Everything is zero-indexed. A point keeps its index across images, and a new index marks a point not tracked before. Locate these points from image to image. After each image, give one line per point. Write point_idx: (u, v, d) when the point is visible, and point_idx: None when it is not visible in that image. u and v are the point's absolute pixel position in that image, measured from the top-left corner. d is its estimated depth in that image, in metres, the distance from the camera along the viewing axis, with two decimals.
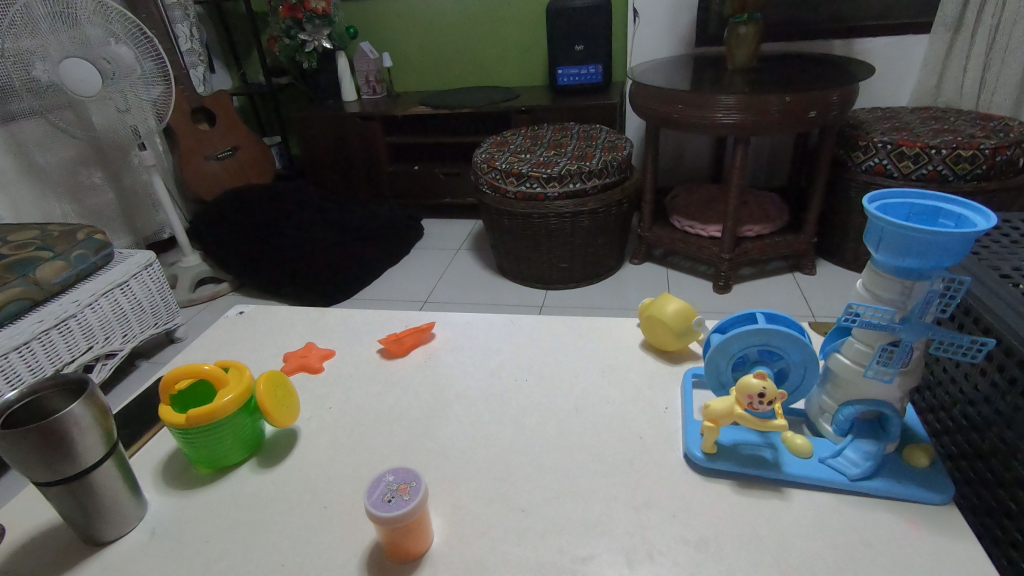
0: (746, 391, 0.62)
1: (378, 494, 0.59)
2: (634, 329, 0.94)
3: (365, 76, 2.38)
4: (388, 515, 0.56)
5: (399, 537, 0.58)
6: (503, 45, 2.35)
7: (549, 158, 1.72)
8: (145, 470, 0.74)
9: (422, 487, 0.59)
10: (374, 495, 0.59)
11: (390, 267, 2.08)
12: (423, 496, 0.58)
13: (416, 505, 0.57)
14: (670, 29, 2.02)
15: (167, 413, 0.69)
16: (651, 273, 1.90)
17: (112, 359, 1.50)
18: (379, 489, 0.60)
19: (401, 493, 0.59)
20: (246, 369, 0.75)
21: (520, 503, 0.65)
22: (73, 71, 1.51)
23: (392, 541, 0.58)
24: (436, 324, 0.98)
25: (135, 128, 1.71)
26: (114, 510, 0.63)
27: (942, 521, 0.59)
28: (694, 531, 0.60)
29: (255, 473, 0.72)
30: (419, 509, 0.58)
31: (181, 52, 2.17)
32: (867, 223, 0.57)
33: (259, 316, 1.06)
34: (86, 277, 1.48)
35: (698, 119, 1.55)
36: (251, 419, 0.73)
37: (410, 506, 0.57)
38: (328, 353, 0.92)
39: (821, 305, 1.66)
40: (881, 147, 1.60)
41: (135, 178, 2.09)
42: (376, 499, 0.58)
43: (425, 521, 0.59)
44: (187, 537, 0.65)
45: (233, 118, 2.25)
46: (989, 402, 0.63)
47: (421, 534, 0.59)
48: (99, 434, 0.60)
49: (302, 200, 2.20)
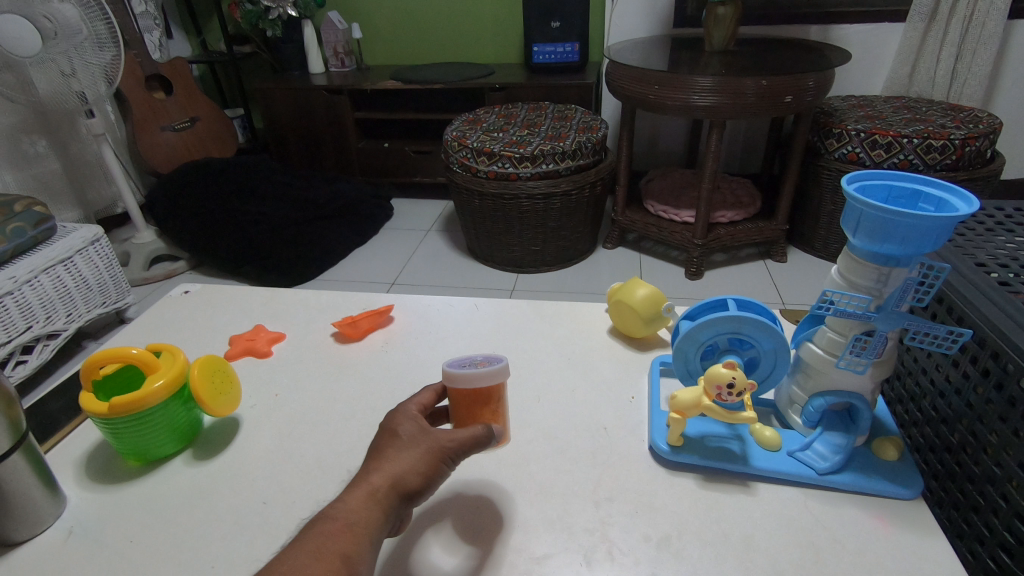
0: (715, 381, 0.59)
1: (462, 364, 0.61)
2: (601, 316, 0.90)
3: (333, 48, 2.27)
4: (457, 373, 0.57)
5: (474, 406, 0.60)
6: (477, 18, 2.27)
7: (522, 138, 1.67)
8: (63, 466, 0.67)
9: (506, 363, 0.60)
10: (456, 363, 0.61)
11: (358, 247, 2.00)
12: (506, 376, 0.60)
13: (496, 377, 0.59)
14: (648, 8, 1.97)
15: (88, 401, 0.63)
16: (624, 258, 1.87)
17: (54, 340, 1.41)
18: (464, 361, 0.62)
19: (479, 365, 0.60)
20: (181, 353, 0.69)
21: (487, 523, 0.59)
22: (8, 28, 1.38)
23: (464, 413, 0.60)
24: (395, 307, 0.92)
25: (82, 94, 1.59)
26: (26, 507, 0.57)
27: (910, 517, 0.57)
28: (657, 528, 0.57)
29: (190, 466, 0.67)
30: (495, 385, 0.60)
31: (133, 14, 2.03)
32: (846, 206, 0.54)
33: (205, 297, 0.99)
34: (24, 253, 1.38)
35: (674, 101, 1.51)
36: (185, 408, 0.67)
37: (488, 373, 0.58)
38: (277, 336, 0.86)
39: (791, 293, 1.66)
40: (854, 135, 1.59)
41: (84, 148, 1.96)
42: (455, 365, 0.61)
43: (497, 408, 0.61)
44: (108, 536, 0.59)
45: (191, 88, 2.12)
46: (960, 394, 0.61)
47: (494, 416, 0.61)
48: (4, 424, 0.55)
49: (264, 175, 2.10)
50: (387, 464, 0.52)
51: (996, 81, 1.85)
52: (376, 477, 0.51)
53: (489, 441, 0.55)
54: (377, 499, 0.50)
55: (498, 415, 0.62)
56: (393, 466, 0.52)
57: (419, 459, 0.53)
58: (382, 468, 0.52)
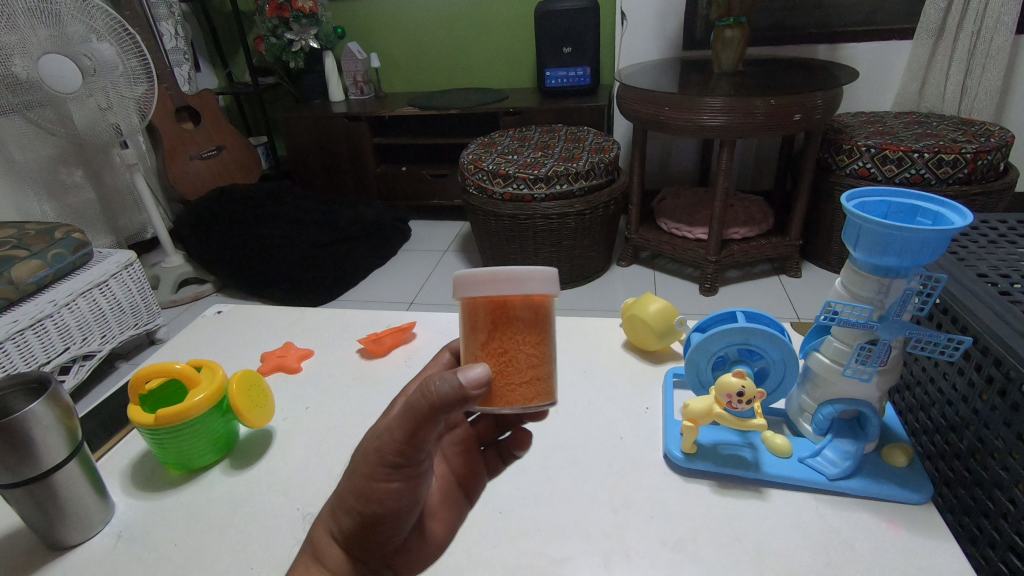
0: (725, 390, 0.62)
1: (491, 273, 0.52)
2: (616, 331, 0.93)
3: (352, 77, 2.36)
4: (460, 276, 0.50)
5: (478, 330, 0.51)
6: (492, 45, 2.35)
7: (535, 160, 1.72)
8: (111, 475, 0.72)
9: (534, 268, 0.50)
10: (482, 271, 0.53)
11: (377, 268, 2.05)
12: (519, 286, 0.49)
13: (505, 287, 0.49)
14: (657, 32, 2.02)
15: (136, 413, 0.68)
16: (638, 275, 1.90)
17: (90, 360, 1.47)
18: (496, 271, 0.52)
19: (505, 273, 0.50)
20: (220, 368, 0.74)
21: (506, 537, 0.61)
22: (51, 67, 1.45)
23: (477, 339, 0.51)
24: (417, 324, 0.97)
25: (117, 126, 1.67)
26: (80, 513, 0.62)
27: (919, 521, 0.58)
28: (673, 532, 0.60)
29: (228, 475, 0.71)
30: (522, 300, 0.50)
31: (164, 49, 2.14)
32: (846, 221, 0.57)
33: (238, 317, 1.04)
34: (62, 277, 1.45)
35: (685, 122, 1.55)
36: (223, 420, 0.71)
37: (491, 275, 0.49)
38: (306, 353, 0.91)
39: (806, 308, 1.67)
40: (865, 151, 1.61)
41: (117, 177, 2.05)
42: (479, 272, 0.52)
43: (505, 345, 0.50)
44: (153, 541, 0.63)
45: (218, 118, 2.21)
46: (966, 401, 0.62)
47: (498, 356, 0.50)
48: (62, 434, 0.59)
49: (287, 201, 2.18)
50: (326, 520, 0.53)
51: (1007, 95, 1.86)
52: (318, 534, 0.53)
53: (447, 397, 0.45)
54: (318, 562, 0.51)
55: (504, 357, 0.50)
56: (329, 518, 0.52)
57: (347, 498, 0.51)
58: (323, 523, 0.53)
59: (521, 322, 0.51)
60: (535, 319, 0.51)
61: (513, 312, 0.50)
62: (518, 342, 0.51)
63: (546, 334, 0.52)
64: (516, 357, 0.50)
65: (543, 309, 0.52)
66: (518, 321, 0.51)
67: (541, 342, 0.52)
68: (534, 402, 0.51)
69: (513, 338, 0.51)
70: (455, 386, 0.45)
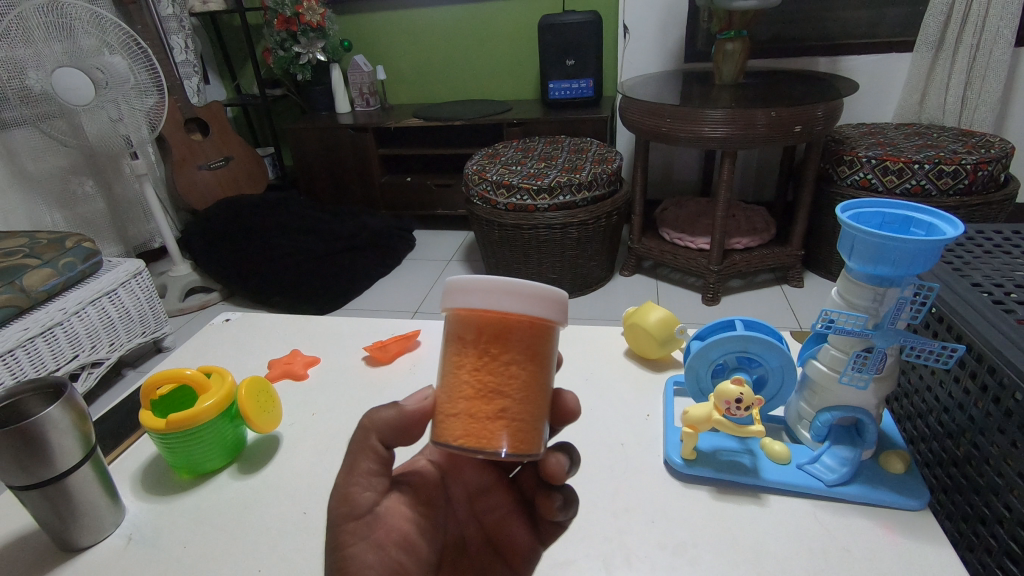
0: (723, 397, 0.63)
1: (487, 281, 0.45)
2: (617, 339, 0.94)
3: (359, 89, 2.40)
4: (455, 282, 0.44)
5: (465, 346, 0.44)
6: (496, 58, 2.38)
7: (539, 170, 1.74)
8: (123, 477, 0.73)
9: (490, 277, 0.43)
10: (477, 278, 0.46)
11: (382, 277, 2.08)
12: (465, 298, 0.43)
13: (500, 303, 0.42)
14: (659, 45, 2.05)
15: (147, 417, 0.69)
16: (641, 285, 1.92)
17: (98, 367, 1.49)
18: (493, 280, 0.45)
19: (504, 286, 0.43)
20: (229, 375, 0.76)
21: None
22: (66, 80, 1.48)
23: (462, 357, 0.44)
24: (421, 333, 0.98)
25: (127, 137, 1.70)
26: (92, 516, 0.63)
27: (917, 526, 0.59)
28: (673, 537, 0.61)
29: (236, 479, 0.72)
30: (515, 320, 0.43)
31: (174, 62, 2.18)
32: (841, 232, 0.58)
33: (245, 324, 1.06)
34: (72, 286, 1.47)
35: (686, 133, 1.57)
36: (232, 425, 0.73)
37: (485, 286, 0.43)
38: (312, 360, 0.92)
39: (807, 317, 1.68)
40: (866, 162, 1.62)
41: (126, 187, 2.08)
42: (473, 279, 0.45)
43: (476, 372, 0.44)
44: (164, 542, 0.64)
45: (226, 129, 2.25)
46: (962, 409, 0.63)
47: (485, 384, 0.44)
48: (77, 438, 0.61)
49: (293, 211, 2.21)
50: None
51: (1007, 106, 1.88)
52: None
53: (380, 424, 0.49)
54: None
55: (491, 386, 0.44)
56: None
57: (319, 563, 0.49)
58: None
59: (512, 348, 0.43)
60: (520, 345, 0.43)
61: (508, 335, 0.43)
62: (506, 372, 0.43)
63: (517, 362, 0.43)
64: (502, 389, 0.43)
65: (511, 330, 0.43)
66: (475, 341, 0.44)
67: (516, 372, 0.43)
68: (520, 449, 0.44)
69: (502, 367, 0.43)
70: (396, 410, 0.49)
